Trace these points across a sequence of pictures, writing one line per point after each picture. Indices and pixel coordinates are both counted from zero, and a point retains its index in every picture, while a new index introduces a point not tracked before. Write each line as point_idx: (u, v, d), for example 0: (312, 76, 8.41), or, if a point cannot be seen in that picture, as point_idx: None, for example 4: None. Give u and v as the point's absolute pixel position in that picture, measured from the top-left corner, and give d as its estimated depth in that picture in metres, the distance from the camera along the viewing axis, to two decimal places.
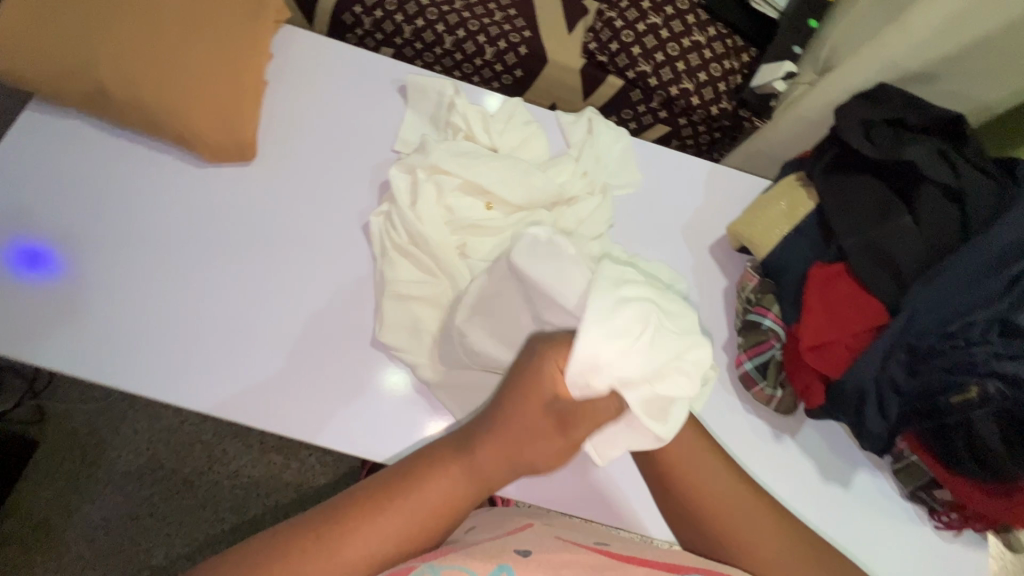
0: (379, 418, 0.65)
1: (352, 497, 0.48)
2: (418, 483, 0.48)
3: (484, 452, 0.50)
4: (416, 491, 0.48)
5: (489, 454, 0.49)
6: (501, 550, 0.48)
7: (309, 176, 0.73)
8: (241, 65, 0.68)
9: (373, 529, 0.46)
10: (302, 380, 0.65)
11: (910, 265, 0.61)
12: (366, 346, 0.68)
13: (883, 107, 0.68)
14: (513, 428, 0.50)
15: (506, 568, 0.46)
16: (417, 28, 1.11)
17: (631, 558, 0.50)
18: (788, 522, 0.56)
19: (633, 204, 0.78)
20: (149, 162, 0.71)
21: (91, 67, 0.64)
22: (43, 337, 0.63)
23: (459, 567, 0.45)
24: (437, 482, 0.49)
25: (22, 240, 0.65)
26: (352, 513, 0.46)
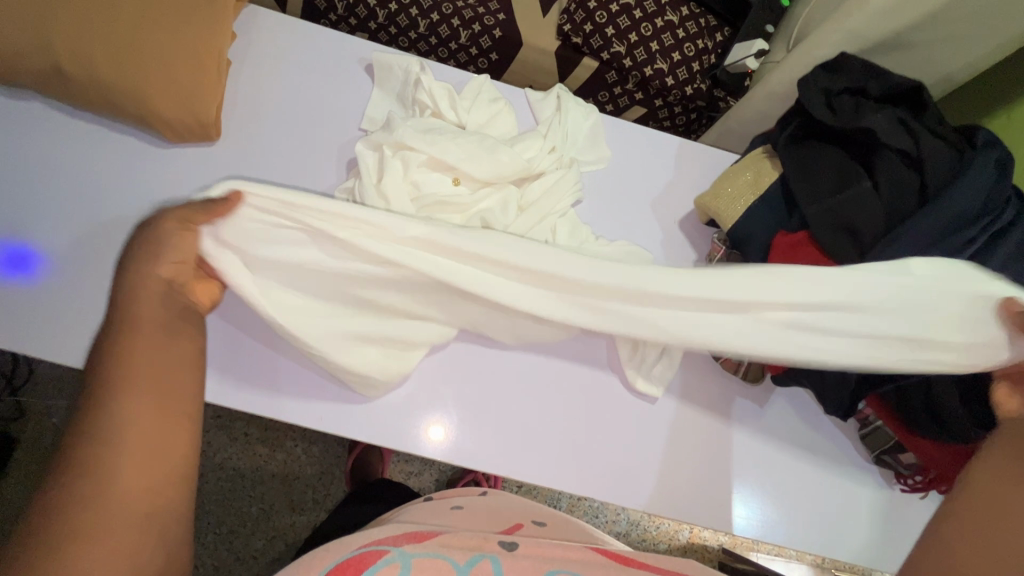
0: (371, 409, 0.65)
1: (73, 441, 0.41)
2: (108, 404, 0.43)
3: (136, 308, 0.48)
4: (121, 391, 0.44)
5: (142, 304, 0.48)
6: (484, 542, 0.51)
7: (277, 156, 0.73)
8: (199, 42, 0.67)
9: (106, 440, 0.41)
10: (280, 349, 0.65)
11: (870, 230, 0.61)
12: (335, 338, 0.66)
13: (845, 76, 0.68)
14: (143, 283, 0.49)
15: (488, 555, 0.48)
16: (391, 12, 1.10)
17: (631, 560, 0.52)
18: None
19: (601, 179, 0.78)
20: (115, 146, 0.70)
21: (47, 49, 0.63)
22: (11, 324, 0.62)
23: (435, 555, 0.46)
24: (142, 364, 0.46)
25: None
26: (85, 444, 0.41)
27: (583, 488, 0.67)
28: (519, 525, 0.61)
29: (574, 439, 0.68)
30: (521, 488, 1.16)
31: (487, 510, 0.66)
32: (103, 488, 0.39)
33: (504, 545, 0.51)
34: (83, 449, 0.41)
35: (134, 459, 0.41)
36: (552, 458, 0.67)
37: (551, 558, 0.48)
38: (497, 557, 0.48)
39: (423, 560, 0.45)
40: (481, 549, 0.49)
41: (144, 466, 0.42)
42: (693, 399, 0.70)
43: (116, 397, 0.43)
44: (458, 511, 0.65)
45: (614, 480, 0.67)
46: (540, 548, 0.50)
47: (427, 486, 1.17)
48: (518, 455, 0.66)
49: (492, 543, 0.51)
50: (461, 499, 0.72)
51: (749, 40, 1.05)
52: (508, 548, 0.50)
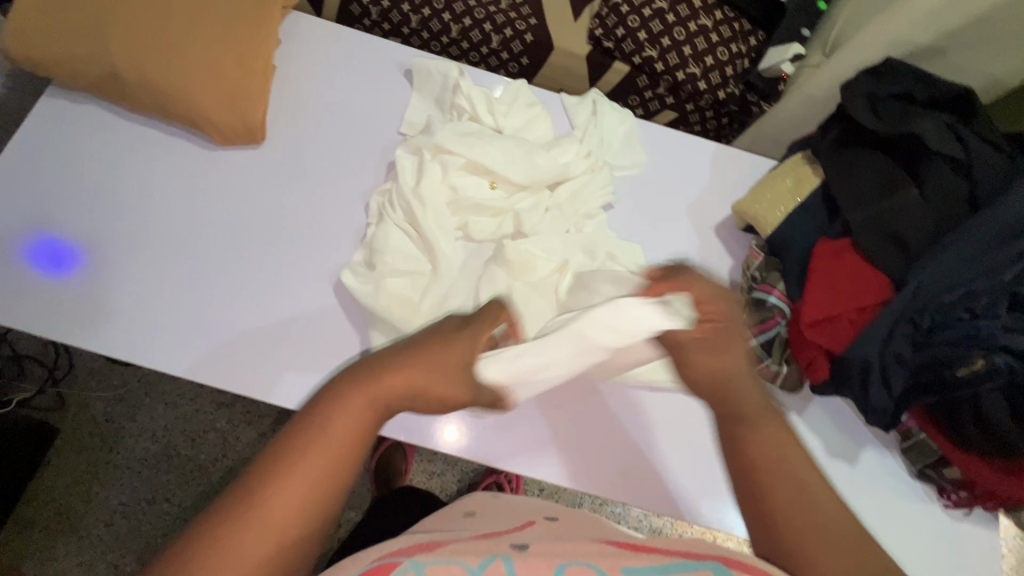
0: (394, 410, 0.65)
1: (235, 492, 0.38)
2: (267, 476, 0.38)
3: (362, 385, 0.44)
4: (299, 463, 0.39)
5: (390, 377, 0.45)
6: (496, 546, 0.49)
7: (316, 158, 0.74)
8: (248, 46, 0.69)
9: (270, 508, 0.37)
10: (303, 346, 0.66)
11: (915, 238, 0.60)
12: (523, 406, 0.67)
13: (889, 81, 0.67)
14: (394, 374, 0.45)
15: (500, 556, 0.44)
16: (423, 18, 1.13)
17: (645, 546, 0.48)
18: (811, 484, 0.43)
19: (636, 184, 0.78)
20: (161, 146, 0.72)
21: (103, 53, 0.65)
22: (62, 319, 0.64)
23: (449, 561, 0.43)
24: (330, 437, 0.41)
25: (39, 233, 0.67)
26: (244, 506, 0.37)
27: (605, 489, 0.66)
28: (534, 522, 0.61)
29: (597, 445, 0.67)
30: (544, 491, 1.15)
31: (504, 512, 0.66)
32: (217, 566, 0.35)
33: (515, 546, 0.49)
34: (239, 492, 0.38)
35: (273, 503, 0.38)
36: (574, 459, 0.67)
37: (587, 551, 0.48)
38: (510, 557, 0.44)
39: (436, 568, 0.42)
40: (493, 552, 0.47)
41: (260, 540, 0.37)
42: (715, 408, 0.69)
43: (298, 463, 0.39)
44: (474, 516, 0.66)
45: (637, 484, 0.66)
46: (553, 546, 0.49)
47: (449, 487, 1.17)
48: (540, 456, 0.66)
49: (504, 546, 0.49)
50: (481, 500, 0.72)
51: (782, 43, 1.05)
52: (519, 549, 0.48)
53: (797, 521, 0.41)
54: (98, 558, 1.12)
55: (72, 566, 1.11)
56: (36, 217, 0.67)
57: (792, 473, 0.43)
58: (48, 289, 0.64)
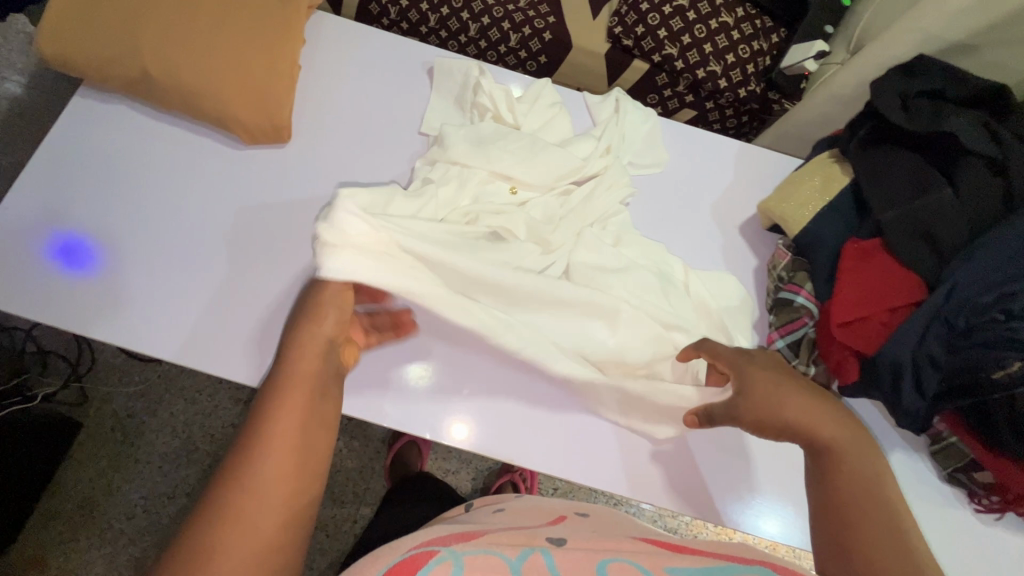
0: (413, 407, 0.64)
1: (220, 494, 0.44)
2: (226, 505, 0.43)
3: (297, 370, 0.51)
4: (266, 452, 0.46)
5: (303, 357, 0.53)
6: (533, 539, 0.50)
7: (340, 157, 0.75)
8: (274, 45, 0.70)
9: (257, 495, 0.44)
10: None
11: (951, 240, 0.58)
12: (541, 404, 0.67)
13: (921, 78, 0.66)
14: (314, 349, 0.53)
15: (539, 549, 0.47)
16: (441, 16, 1.13)
17: (683, 547, 0.50)
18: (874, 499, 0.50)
19: (659, 183, 0.77)
20: (186, 144, 0.73)
21: (133, 53, 0.66)
22: (92, 313, 0.65)
23: (489, 551, 0.46)
24: (289, 424, 0.48)
25: (64, 231, 0.68)
26: (233, 497, 0.43)
27: (635, 490, 0.65)
28: (563, 518, 0.62)
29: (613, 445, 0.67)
30: (558, 490, 1.16)
31: (530, 508, 0.67)
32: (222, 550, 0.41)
33: (551, 540, 0.49)
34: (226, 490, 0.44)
35: (264, 487, 0.44)
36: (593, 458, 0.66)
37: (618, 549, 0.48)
38: (548, 550, 0.47)
39: (474, 558, 0.45)
40: (530, 545, 0.48)
41: (266, 514, 0.44)
42: None
43: (265, 450, 0.46)
44: (502, 511, 0.66)
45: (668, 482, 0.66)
46: (590, 542, 0.49)
47: (464, 485, 1.18)
48: (555, 453, 0.65)
49: (540, 539, 0.50)
50: (503, 501, 0.73)
51: (806, 41, 1.04)
52: (557, 543, 0.48)
53: (870, 533, 0.48)
54: (119, 550, 1.14)
55: (94, 559, 1.13)
56: (67, 213, 0.68)
57: (872, 495, 0.50)
58: (78, 285, 0.66)
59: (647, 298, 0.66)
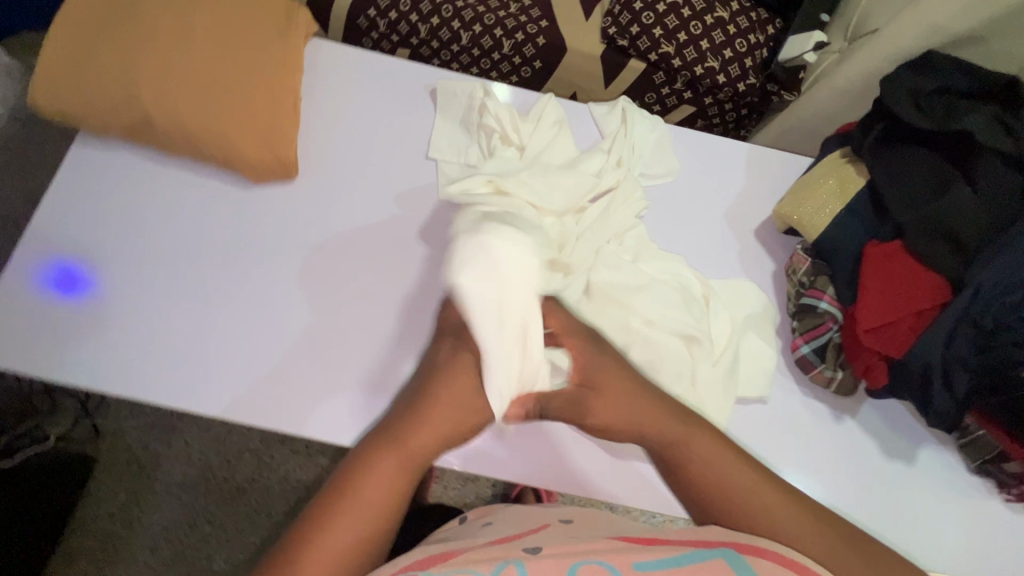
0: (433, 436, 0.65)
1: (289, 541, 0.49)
2: (299, 550, 0.48)
3: (411, 439, 0.54)
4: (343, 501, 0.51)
5: (420, 437, 0.54)
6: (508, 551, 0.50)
7: (347, 187, 0.74)
8: (278, 87, 0.69)
9: (329, 541, 0.49)
10: (345, 378, 0.66)
11: (973, 236, 0.58)
12: (557, 427, 0.67)
13: (932, 74, 0.65)
14: (427, 412, 0.56)
15: (514, 562, 0.48)
16: (432, 27, 1.12)
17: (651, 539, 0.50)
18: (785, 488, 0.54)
19: (671, 192, 0.77)
20: (189, 184, 0.71)
21: (130, 101, 0.64)
22: (102, 362, 0.64)
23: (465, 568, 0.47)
24: (375, 483, 0.52)
25: (71, 269, 0.67)
26: (298, 550, 0.48)
27: (651, 502, 0.66)
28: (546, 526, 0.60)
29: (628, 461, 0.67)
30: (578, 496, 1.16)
31: (516, 517, 0.66)
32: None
33: (529, 548, 0.51)
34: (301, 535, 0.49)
35: (333, 539, 0.49)
36: (607, 475, 0.66)
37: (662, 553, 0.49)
38: (522, 560, 0.48)
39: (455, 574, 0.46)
40: (507, 556, 0.49)
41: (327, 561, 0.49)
42: (765, 419, 0.68)
43: (346, 505, 0.51)
44: (491, 524, 0.66)
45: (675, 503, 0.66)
46: (560, 547, 0.51)
47: (485, 495, 1.18)
48: (569, 473, 0.66)
49: (517, 551, 0.51)
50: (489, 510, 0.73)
51: (805, 32, 1.03)
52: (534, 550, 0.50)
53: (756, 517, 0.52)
54: None
55: None
56: (73, 256, 0.67)
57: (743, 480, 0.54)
58: (86, 333, 0.65)
59: (670, 313, 0.65)
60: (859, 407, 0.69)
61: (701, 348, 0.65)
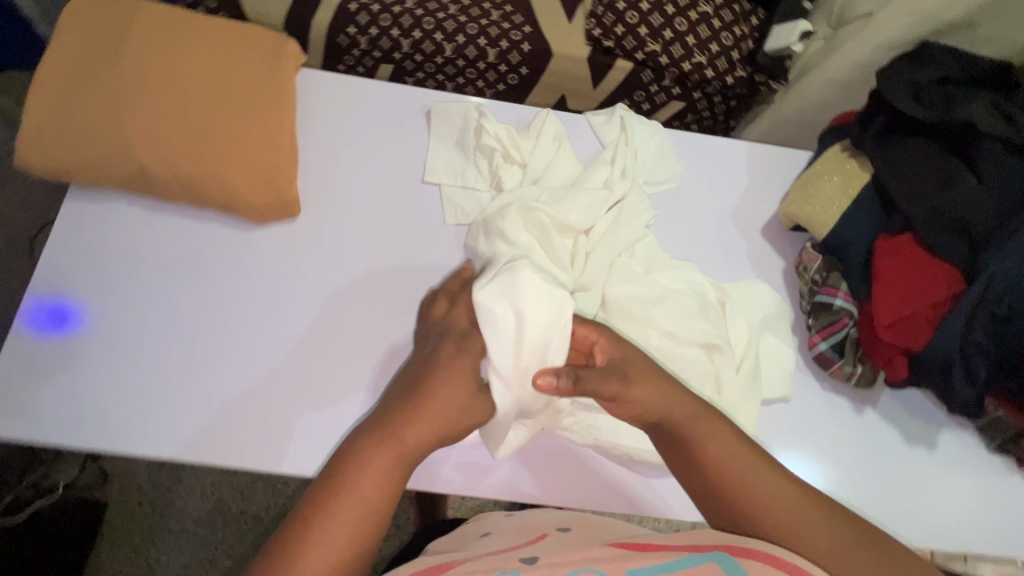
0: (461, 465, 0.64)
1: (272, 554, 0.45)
2: (283, 562, 0.43)
3: (402, 432, 0.50)
4: (333, 504, 0.46)
5: (411, 428, 0.50)
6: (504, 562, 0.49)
7: (351, 219, 0.72)
8: (274, 127, 0.67)
9: (319, 547, 0.44)
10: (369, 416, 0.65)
11: (984, 225, 0.58)
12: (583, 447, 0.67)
13: (928, 65, 0.66)
14: (418, 412, 0.51)
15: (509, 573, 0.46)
16: (414, 41, 1.10)
17: (647, 546, 0.49)
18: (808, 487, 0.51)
19: (677, 198, 0.77)
20: (189, 228, 0.70)
21: (124, 152, 0.63)
22: (112, 420, 0.62)
23: None
24: (368, 483, 0.47)
25: (65, 309, 0.65)
26: (282, 561, 0.44)
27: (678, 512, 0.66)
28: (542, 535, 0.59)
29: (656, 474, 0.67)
30: None
31: (516, 526, 0.64)
32: None
33: (523, 560, 0.49)
34: (289, 545, 0.44)
35: (322, 545, 0.44)
36: (635, 489, 0.66)
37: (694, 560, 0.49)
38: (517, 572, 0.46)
39: None
40: (501, 569, 0.47)
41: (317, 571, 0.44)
42: (789, 417, 0.69)
43: (337, 508, 0.46)
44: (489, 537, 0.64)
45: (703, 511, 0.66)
46: (556, 555, 0.49)
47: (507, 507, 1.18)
48: (597, 491, 0.66)
49: (513, 561, 0.49)
50: (489, 520, 0.72)
51: (789, 21, 1.03)
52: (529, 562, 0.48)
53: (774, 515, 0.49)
54: None
55: None
56: (69, 308, 0.65)
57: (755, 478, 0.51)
58: (87, 391, 0.62)
59: (688, 323, 0.66)
60: (876, 400, 0.70)
61: (722, 356, 0.65)
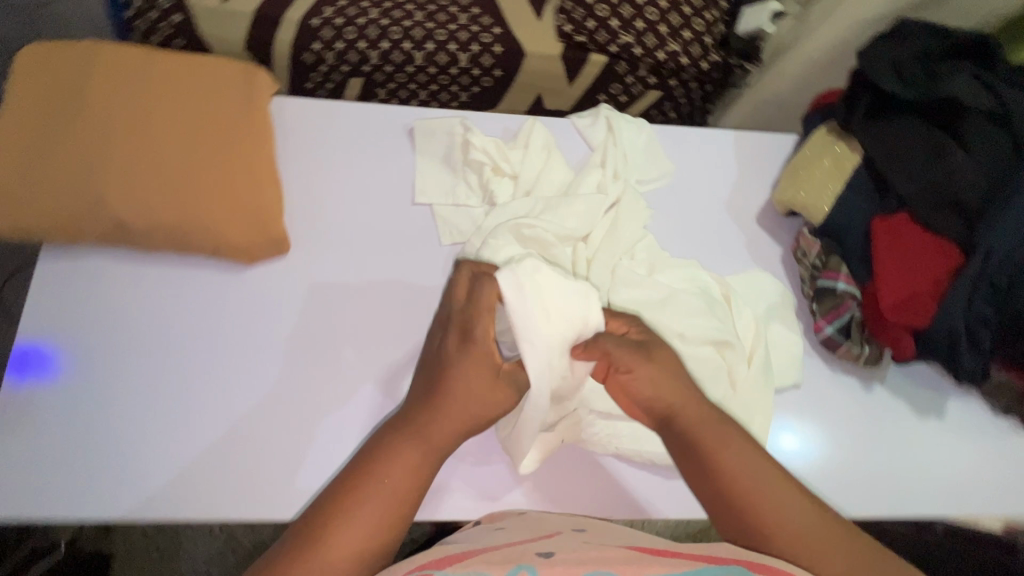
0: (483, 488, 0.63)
1: (298, 544, 0.47)
2: (313, 546, 0.46)
3: (432, 425, 0.53)
4: (364, 488, 0.50)
5: (441, 426, 0.53)
6: (522, 555, 0.47)
7: (343, 248, 0.70)
8: (255, 164, 0.65)
9: (351, 528, 0.48)
10: None
11: (975, 198, 0.59)
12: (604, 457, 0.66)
13: (908, 41, 0.66)
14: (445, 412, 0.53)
15: (526, 567, 0.44)
16: (383, 51, 1.06)
17: (664, 550, 0.48)
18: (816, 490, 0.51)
19: (670, 194, 0.76)
20: (171, 273, 0.66)
21: (100, 205, 0.60)
22: (112, 487, 0.58)
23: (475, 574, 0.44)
24: (399, 472, 0.51)
25: (48, 353, 0.61)
26: (310, 548, 0.46)
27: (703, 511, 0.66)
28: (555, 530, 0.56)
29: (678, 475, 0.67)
30: None
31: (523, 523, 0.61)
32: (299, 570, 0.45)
33: (541, 553, 0.48)
34: (318, 525, 0.48)
35: (352, 526, 0.48)
36: (657, 494, 0.66)
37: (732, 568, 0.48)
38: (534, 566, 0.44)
39: None
40: (518, 561, 0.46)
41: (347, 553, 0.47)
42: (802, 403, 0.70)
43: (370, 492, 0.49)
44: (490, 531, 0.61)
45: None
46: (575, 553, 0.47)
47: None
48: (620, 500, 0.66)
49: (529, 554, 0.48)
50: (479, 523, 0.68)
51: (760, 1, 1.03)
52: (546, 555, 0.47)
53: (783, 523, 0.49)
54: None
55: None
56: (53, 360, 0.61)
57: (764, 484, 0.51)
58: (75, 455, 0.58)
59: (697, 321, 0.66)
60: (883, 379, 0.71)
61: (733, 351, 0.66)
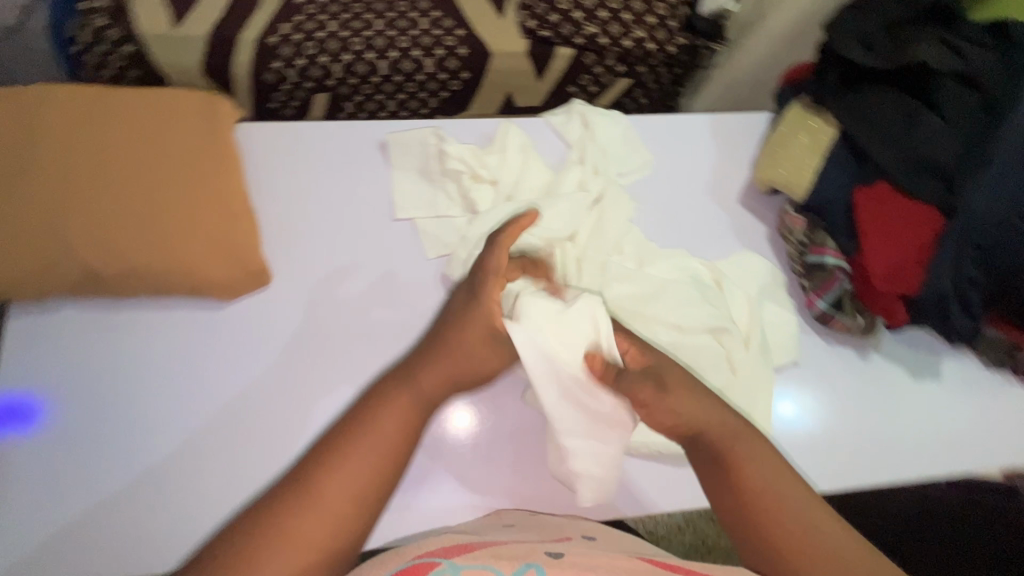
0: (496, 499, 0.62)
1: (290, 495, 0.47)
2: (303, 496, 0.47)
3: (421, 374, 0.55)
4: (357, 436, 0.51)
5: (431, 377, 0.55)
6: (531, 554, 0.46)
7: (326, 272, 0.68)
8: (227, 197, 0.63)
9: (345, 472, 0.48)
10: None
11: (953, 162, 0.60)
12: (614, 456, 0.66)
13: (873, 11, 0.66)
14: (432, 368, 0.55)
15: (533, 565, 0.44)
16: (347, 64, 1.04)
17: (677, 565, 0.47)
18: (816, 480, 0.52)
19: (652, 183, 0.76)
20: (150, 316, 0.63)
21: (68, 255, 0.58)
22: (113, 544, 0.56)
23: (482, 567, 0.43)
24: (391, 420, 0.52)
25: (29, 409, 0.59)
26: (300, 499, 0.47)
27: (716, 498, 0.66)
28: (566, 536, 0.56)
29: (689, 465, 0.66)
30: None
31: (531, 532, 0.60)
32: (293, 512, 0.46)
33: (551, 552, 0.47)
34: (312, 475, 0.48)
35: (342, 471, 0.48)
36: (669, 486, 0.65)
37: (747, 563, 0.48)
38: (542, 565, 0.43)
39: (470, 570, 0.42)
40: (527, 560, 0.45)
41: (338, 496, 0.47)
42: (802, 378, 0.70)
43: (362, 437, 0.50)
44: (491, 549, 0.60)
45: None
46: (586, 557, 0.46)
47: None
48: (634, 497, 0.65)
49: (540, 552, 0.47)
50: None
51: None
52: (556, 555, 0.46)
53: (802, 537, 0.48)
54: None
55: None
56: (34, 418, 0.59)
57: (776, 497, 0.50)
58: (71, 513, 0.56)
59: (691, 310, 0.66)
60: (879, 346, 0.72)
61: (730, 336, 0.66)
